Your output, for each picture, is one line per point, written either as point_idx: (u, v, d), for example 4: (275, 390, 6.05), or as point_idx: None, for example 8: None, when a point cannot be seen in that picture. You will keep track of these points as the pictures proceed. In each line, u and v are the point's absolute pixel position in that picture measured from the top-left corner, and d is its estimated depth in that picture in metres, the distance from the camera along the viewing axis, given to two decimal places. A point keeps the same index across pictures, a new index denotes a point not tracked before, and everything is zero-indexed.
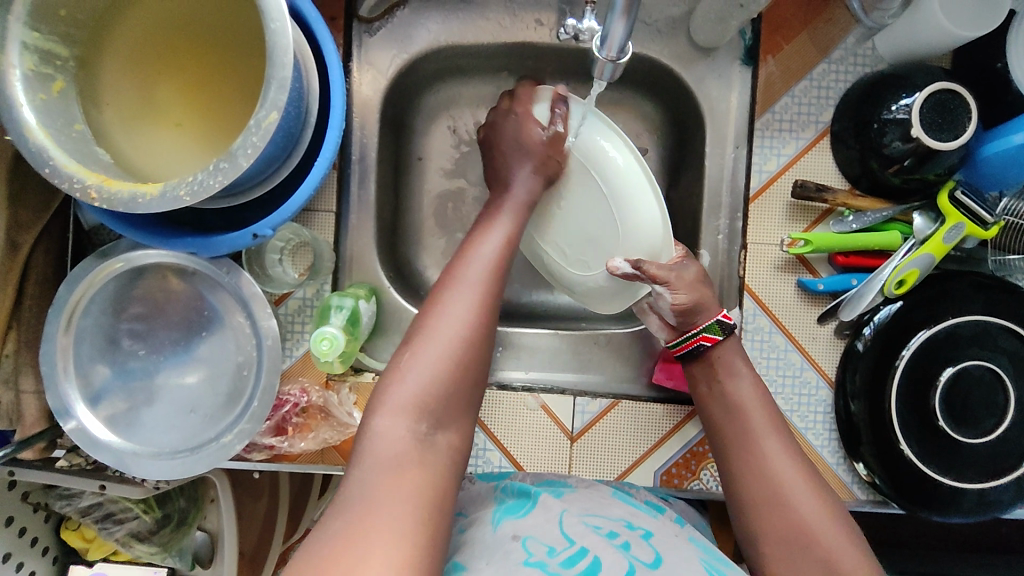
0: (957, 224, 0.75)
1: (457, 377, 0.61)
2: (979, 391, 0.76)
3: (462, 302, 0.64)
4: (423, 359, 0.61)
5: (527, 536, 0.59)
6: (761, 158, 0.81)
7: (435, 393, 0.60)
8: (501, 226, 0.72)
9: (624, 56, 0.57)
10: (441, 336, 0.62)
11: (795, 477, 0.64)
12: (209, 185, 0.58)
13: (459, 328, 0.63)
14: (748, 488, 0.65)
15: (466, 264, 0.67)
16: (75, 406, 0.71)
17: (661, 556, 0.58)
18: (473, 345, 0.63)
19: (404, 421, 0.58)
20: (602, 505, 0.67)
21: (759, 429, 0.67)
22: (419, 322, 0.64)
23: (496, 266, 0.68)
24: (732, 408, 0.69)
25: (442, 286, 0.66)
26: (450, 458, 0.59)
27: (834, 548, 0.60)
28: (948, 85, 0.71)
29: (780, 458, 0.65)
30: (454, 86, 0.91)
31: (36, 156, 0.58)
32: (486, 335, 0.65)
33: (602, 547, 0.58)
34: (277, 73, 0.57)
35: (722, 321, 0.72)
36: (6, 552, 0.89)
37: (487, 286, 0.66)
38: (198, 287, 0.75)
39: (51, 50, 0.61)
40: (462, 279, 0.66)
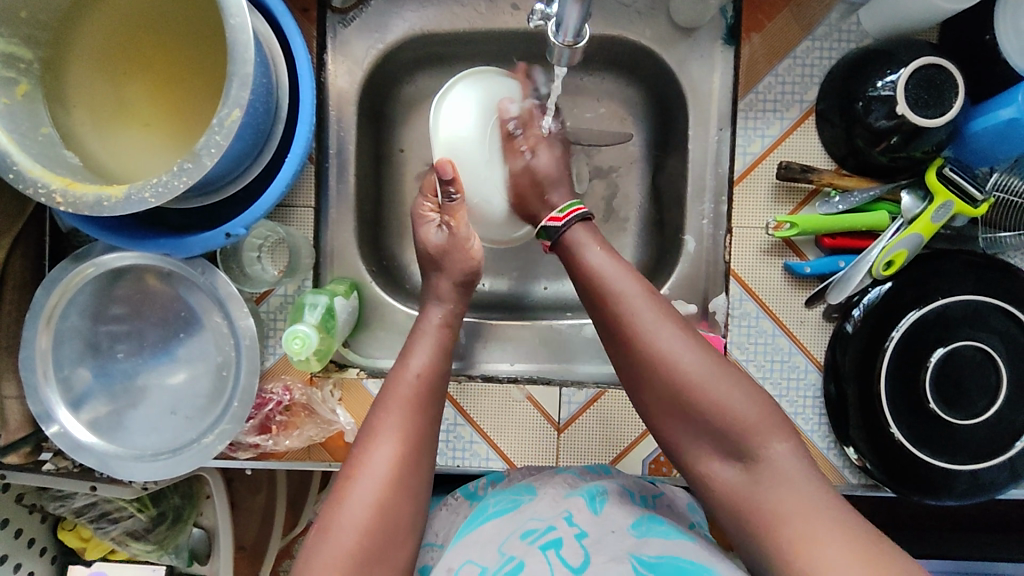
0: (945, 202, 0.74)
1: (377, 542, 0.59)
2: (970, 372, 0.75)
3: (381, 452, 0.62)
4: (347, 511, 0.60)
5: (463, 564, 0.58)
6: (745, 141, 0.80)
7: (351, 561, 0.57)
8: (425, 354, 0.69)
9: (582, 40, 0.57)
10: (357, 497, 0.60)
11: (679, 352, 0.61)
12: (174, 186, 0.57)
13: (377, 486, 0.61)
14: (640, 381, 0.62)
15: (393, 396, 0.66)
16: (57, 410, 0.71)
17: (589, 558, 0.57)
18: (399, 483, 0.62)
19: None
20: (554, 499, 0.65)
21: (635, 307, 0.63)
22: (336, 485, 0.62)
23: (416, 404, 0.66)
24: (604, 297, 0.65)
25: (366, 431, 0.64)
26: None
27: (729, 410, 0.58)
28: (935, 60, 0.69)
29: (664, 343, 0.61)
30: (433, 74, 0.90)
31: (0, 161, 0.57)
32: (413, 473, 0.63)
33: (528, 556, 0.57)
34: (237, 70, 0.56)
35: (549, 224, 0.73)
36: (2, 554, 0.89)
37: (409, 429, 0.64)
38: (177, 288, 0.74)
39: (14, 53, 0.60)
40: (391, 416, 0.65)
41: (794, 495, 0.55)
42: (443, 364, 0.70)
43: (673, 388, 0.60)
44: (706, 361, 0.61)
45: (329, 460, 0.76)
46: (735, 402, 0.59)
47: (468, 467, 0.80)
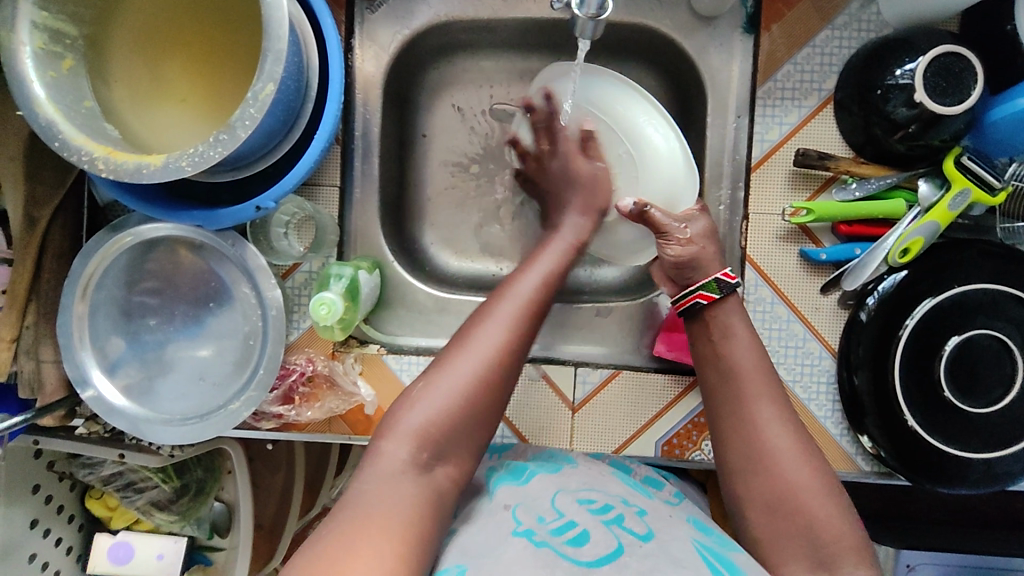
0: (963, 190, 0.74)
1: (467, 416, 0.61)
2: (986, 361, 0.75)
3: (491, 335, 0.64)
4: (440, 390, 0.61)
5: (518, 505, 0.61)
6: (763, 127, 0.81)
7: (446, 422, 0.60)
8: (546, 267, 0.70)
9: (605, 11, 0.60)
10: (459, 372, 0.62)
11: (789, 457, 0.63)
12: (210, 156, 0.59)
13: (479, 368, 0.62)
14: (735, 452, 0.65)
15: (506, 297, 0.67)
16: (92, 374, 0.74)
17: (654, 531, 0.59)
18: (493, 377, 0.62)
19: (407, 447, 0.59)
20: (602, 479, 0.68)
21: (754, 399, 0.66)
22: (439, 359, 0.64)
23: (533, 308, 0.67)
24: (728, 379, 0.68)
25: (472, 322, 0.66)
26: (444, 496, 0.58)
27: (823, 516, 0.60)
28: (952, 49, 0.70)
29: (774, 429, 0.64)
30: (456, 61, 0.92)
31: (47, 130, 0.60)
32: (507, 371, 0.63)
33: (593, 522, 0.59)
34: (272, 46, 0.58)
35: (722, 279, 0.71)
36: (32, 519, 0.93)
37: (521, 324, 0.65)
38: (208, 260, 0.77)
39: (61, 29, 0.63)
40: (497, 312, 0.65)
41: None
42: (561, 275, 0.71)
43: (768, 466, 0.63)
44: (812, 478, 0.62)
45: (348, 433, 0.78)
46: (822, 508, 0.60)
47: None
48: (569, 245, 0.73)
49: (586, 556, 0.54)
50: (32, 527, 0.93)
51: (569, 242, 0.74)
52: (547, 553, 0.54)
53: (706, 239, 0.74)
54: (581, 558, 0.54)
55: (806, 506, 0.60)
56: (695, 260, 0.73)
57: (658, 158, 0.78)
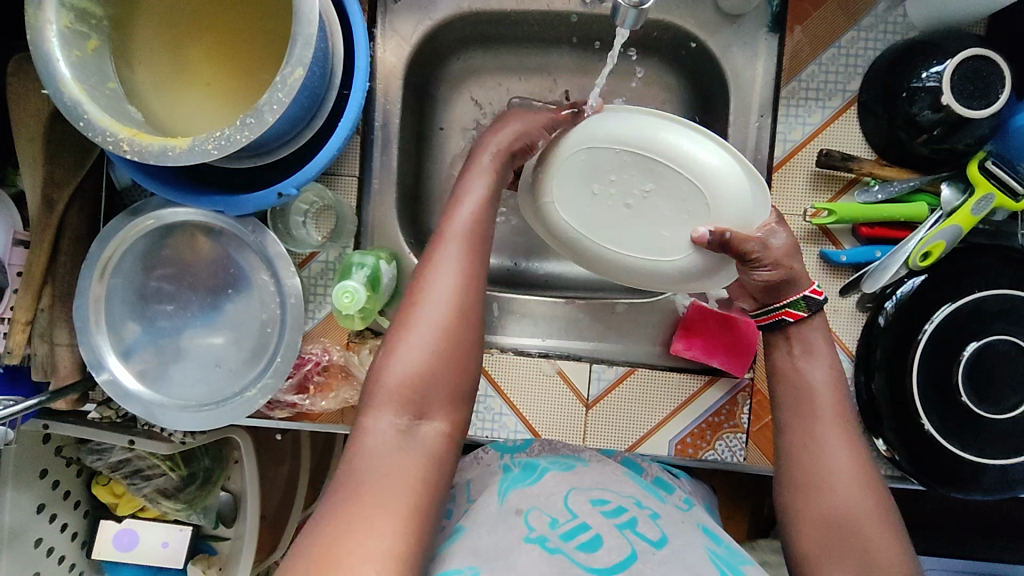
0: (986, 195, 0.74)
1: (439, 371, 0.60)
2: (1005, 367, 0.75)
3: (442, 284, 0.63)
4: (405, 348, 0.61)
5: (530, 509, 0.60)
6: (786, 128, 0.80)
7: (420, 377, 0.60)
8: (480, 209, 0.69)
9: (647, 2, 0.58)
10: (422, 330, 0.61)
11: (850, 477, 0.62)
12: (237, 140, 0.59)
13: (436, 320, 0.62)
14: (798, 471, 0.64)
15: (445, 240, 0.66)
16: (107, 358, 0.74)
17: (667, 537, 0.58)
18: (454, 322, 0.62)
19: (388, 414, 0.58)
20: (616, 479, 0.67)
21: (826, 418, 0.65)
22: (398, 321, 0.63)
23: (472, 251, 0.66)
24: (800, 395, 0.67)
25: (420, 270, 0.65)
26: (439, 449, 0.59)
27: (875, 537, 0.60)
28: (982, 52, 0.69)
29: (839, 448, 0.64)
30: (477, 54, 0.91)
31: (72, 110, 0.59)
32: (466, 310, 0.63)
33: (606, 525, 0.58)
34: (302, 31, 0.58)
35: (810, 297, 0.69)
36: (39, 503, 0.92)
37: (467, 264, 0.65)
38: (225, 246, 0.77)
39: (86, 9, 0.62)
40: (443, 256, 0.65)
41: None
42: (495, 205, 0.71)
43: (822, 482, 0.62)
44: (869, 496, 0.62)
45: None
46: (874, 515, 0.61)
47: (496, 439, 0.81)
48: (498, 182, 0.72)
49: (601, 563, 0.54)
50: (39, 511, 0.93)
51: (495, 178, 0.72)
52: (561, 559, 0.54)
53: (790, 256, 0.70)
54: (596, 565, 0.54)
55: (858, 525, 0.60)
56: (786, 280, 0.69)
57: (719, 176, 0.70)
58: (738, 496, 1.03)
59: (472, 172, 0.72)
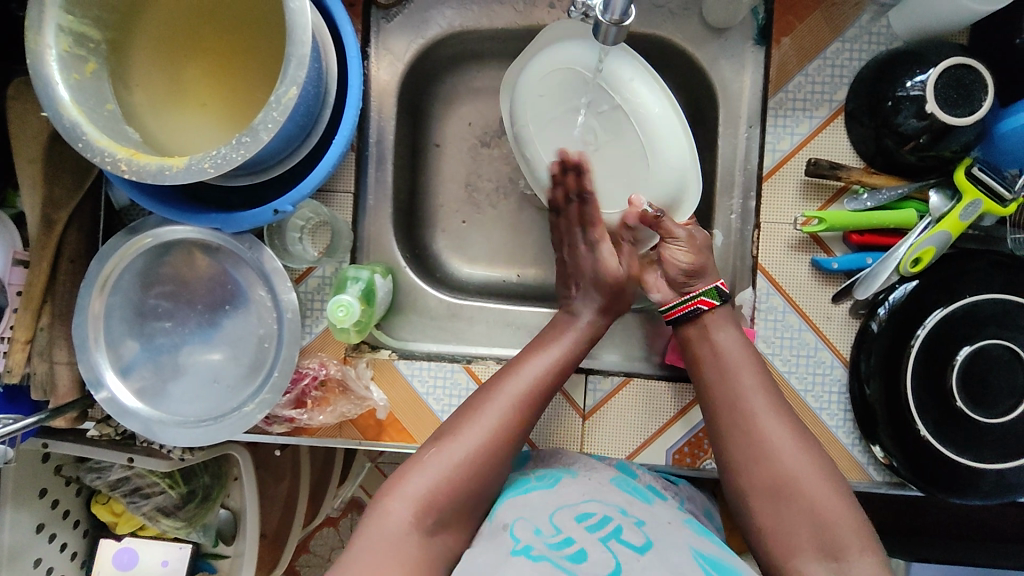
0: (974, 201, 0.74)
1: (470, 487, 0.64)
2: (998, 371, 0.75)
3: (498, 413, 0.68)
4: (444, 461, 0.64)
5: (516, 521, 0.61)
6: (774, 138, 0.81)
7: (448, 491, 0.62)
8: (553, 354, 0.73)
9: (628, 18, 0.60)
10: (464, 447, 0.65)
11: (790, 451, 0.63)
12: (232, 158, 0.60)
13: (485, 440, 0.65)
14: (737, 449, 0.65)
15: (511, 377, 0.71)
16: (105, 375, 0.74)
17: (652, 541, 0.58)
18: (496, 452, 0.66)
19: (409, 509, 0.61)
20: (601, 490, 0.66)
21: (750, 390, 0.67)
22: (442, 432, 0.67)
23: (540, 391, 0.70)
24: (729, 400, 0.67)
25: (481, 397, 0.69)
26: (441, 562, 0.60)
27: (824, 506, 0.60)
28: (964, 61, 0.71)
29: (771, 420, 0.65)
30: (470, 71, 0.93)
31: (70, 132, 0.60)
32: (510, 449, 0.67)
33: (590, 539, 0.57)
34: (296, 51, 0.59)
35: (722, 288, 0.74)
36: (38, 523, 0.92)
37: (524, 408, 0.69)
38: (224, 263, 0.78)
39: (85, 33, 0.64)
40: (505, 391, 0.69)
41: None
42: (570, 357, 0.74)
43: (769, 461, 0.63)
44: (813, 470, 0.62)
45: (359, 438, 0.78)
46: (839, 511, 0.60)
47: None
48: (583, 343, 0.76)
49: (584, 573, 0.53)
50: (38, 531, 0.93)
51: (584, 338, 0.76)
52: (547, 566, 0.54)
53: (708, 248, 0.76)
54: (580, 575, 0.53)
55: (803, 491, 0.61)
56: (702, 268, 0.74)
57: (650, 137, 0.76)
58: None
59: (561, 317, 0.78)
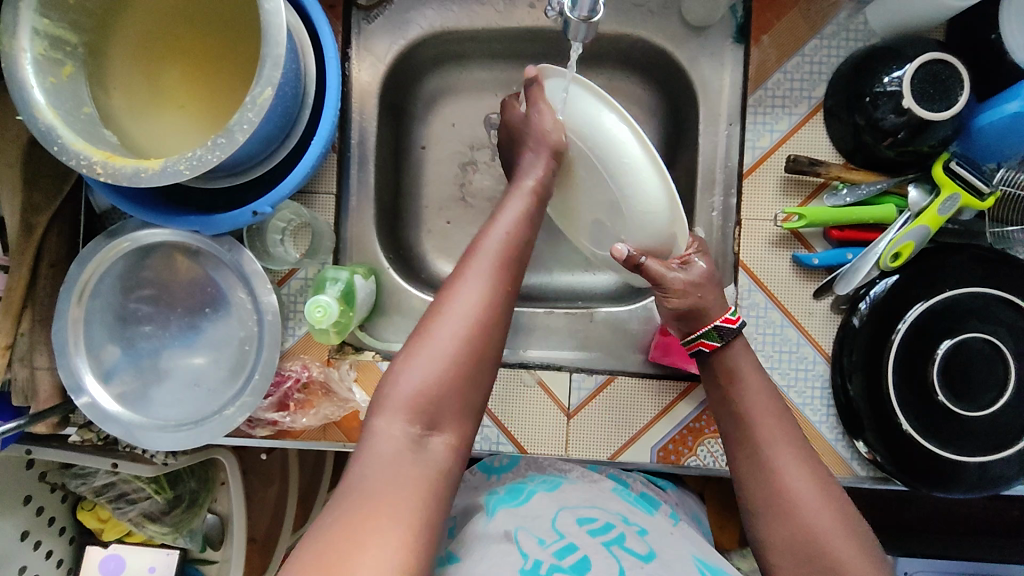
0: (951, 195, 0.75)
1: (457, 383, 0.60)
2: (979, 364, 0.75)
3: (468, 296, 0.62)
4: (423, 359, 0.59)
5: (518, 530, 0.61)
6: (754, 135, 0.82)
7: (436, 391, 0.58)
8: (513, 224, 0.68)
9: (597, 14, 0.59)
10: (442, 341, 0.60)
11: (789, 459, 0.64)
12: (208, 160, 0.60)
13: (462, 328, 0.61)
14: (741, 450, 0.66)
15: (477, 255, 0.65)
16: (86, 381, 0.74)
17: (655, 550, 0.61)
18: (477, 338, 0.61)
19: (399, 422, 0.57)
20: (602, 497, 0.70)
21: (752, 397, 0.68)
22: (416, 332, 0.62)
23: (505, 260, 0.66)
24: (771, 484, 0.63)
25: (449, 284, 0.64)
26: (445, 466, 0.57)
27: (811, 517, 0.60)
28: (940, 56, 0.71)
29: (775, 423, 0.66)
30: (452, 72, 0.93)
31: (46, 135, 0.60)
32: (490, 330, 0.62)
33: (593, 544, 0.59)
34: (271, 52, 0.59)
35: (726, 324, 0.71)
36: (23, 530, 0.92)
37: (496, 281, 0.64)
38: (204, 266, 0.78)
39: (61, 37, 0.63)
40: (474, 271, 0.64)
41: None
42: (529, 229, 0.70)
43: (767, 466, 0.64)
44: (807, 481, 0.63)
45: (343, 440, 0.78)
46: (825, 520, 0.60)
47: (479, 451, 0.81)
48: (532, 205, 0.71)
49: None
50: (23, 538, 0.92)
51: (530, 200, 0.71)
52: None
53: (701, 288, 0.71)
54: None
55: (796, 505, 0.61)
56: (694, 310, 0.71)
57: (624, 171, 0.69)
58: (727, 504, 1.03)
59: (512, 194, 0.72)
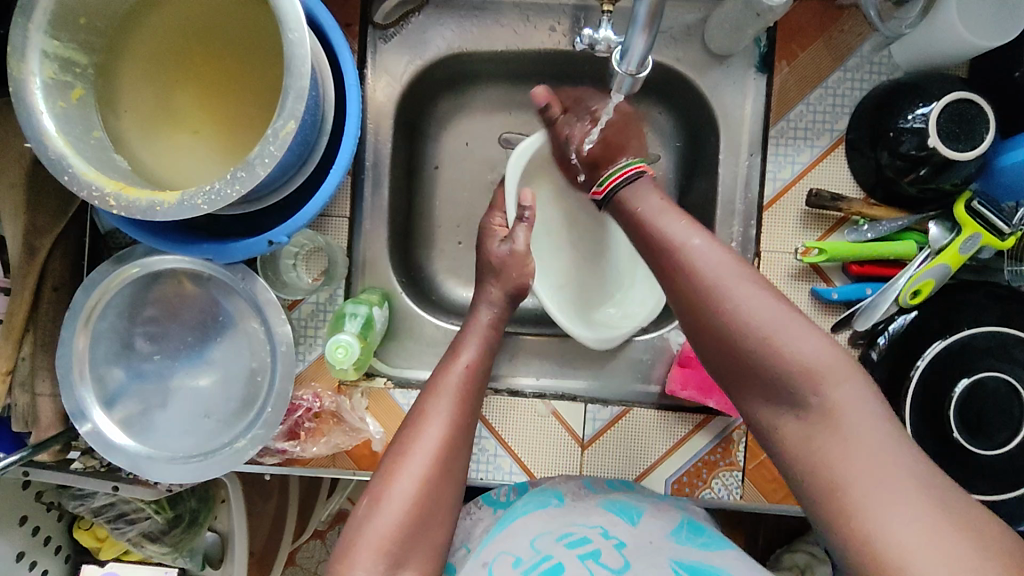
0: (974, 234, 0.74)
1: (425, 517, 0.61)
2: (996, 403, 0.75)
3: (432, 432, 0.65)
4: (389, 499, 0.61)
5: (495, 559, 0.61)
6: (776, 167, 0.81)
7: (399, 532, 0.59)
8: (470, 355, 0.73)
9: (643, 70, 0.59)
10: (404, 478, 0.62)
11: (720, 272, 0.59)
12: (227, 194, 0.58)
13: (428, 458, 0.63)
14: (671, 284, 0.62)
15: (439, 389, 0.69)
16: (91, 409, 0.72)
17: (630, 563, 0.60)
18: (436, 474, 0.63)
19: (366, 563, 0.57)
20: (585, 513, 0.67)
21: (672, 230, 0.64)
22: (384, 467, 0.64)
23: (466, 390, 0.70)
24: (705, 305, 0.58)
25: (414, 415, 0.67)
26: None
27: (758, 319, 0.55)
28: (967, 96, 0.70)
29: (698, 248, 0.61)
30: (467, 91, 0.92)
31: (56, 164, 0.58)
32: (452, 460, 0.65)
33: (569, 555, 0.60)
34: (294, 83, 0.57)
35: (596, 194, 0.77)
36: (19, 551, 0.89)
37: (457, 413, 0.67)
38: (212, 292, 0.76)
39: (71, 59, 0.61)
40: (437, 405, 0.68)
41: (859, 450, 0.50)
42: (488, 360, 0.74)
43: (698, 285, 0.59)
44: (752, 289, 0.57)
45: (353, 468, 0.77)
46: (771, 313, 0.56)
47: (491, 481, 0.80)
48: (491, 331, 0.77)
49: None
50: (19, 559, 0.90)
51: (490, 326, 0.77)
52: None
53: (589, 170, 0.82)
54: None
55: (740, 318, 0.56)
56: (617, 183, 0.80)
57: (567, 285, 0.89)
58: None
59: (484, 302, 0.79)
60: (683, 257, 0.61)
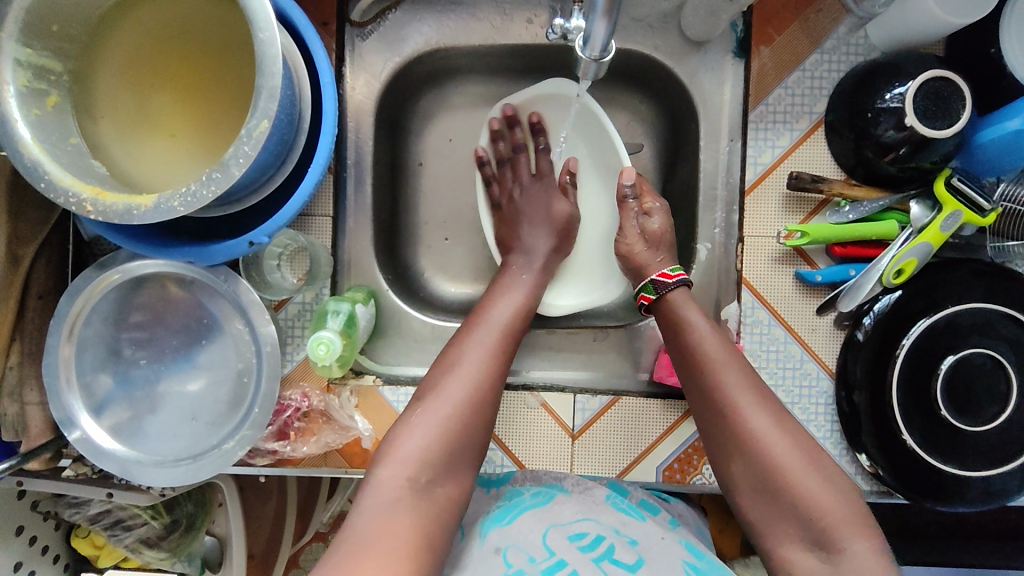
0: (954, 212, 0.74)
1: (460, 437, 0.66)
2: (982, 379, 0.75)
3: (473, 359, 0.70)
4: (433, 414, 0.65)
5: (508, 547, 0.63)
6: (756, 151, 0.81)
7: (438, 447, 0.64)
8: (516, 296, 0.78)
9: (607, 54, 0.59)
10: (445, 398, 0.66)
11: (752, 411, 0.66)
12: (203, 195, 0.58)
13: (471, 382, 0.68)
14: (710, 412, 0.69)
15: (481, 322, 0.74)
16: (78, 416, 0.72)
17: (643, 558, 0.62)
18: (477, 398, 0.67)
19: (405, 471, 0.62)
20: (594, 509, 0.69)
21: (715, 361, 0.69)
22: (426, 387, 0.69)
23: (508, 330, 0.74)
24: (740, 439, 0.66)
25: (455, 344, 0.72)
26: (441, 515, 0.62)
27: (783, 461, 0.64)
28: (941, 73, 0.70)
29: (734, 383, 0.68)
30: (447, 87, 0.92)
31: (32, 171, 0.58)
32: (492, 389, 0.69)
33: (583, 560, 0.61)
34: (266, 83, 0.57)
35: (659, 282, 0.79)
36: (17, 561, 0.90)
37: (499, 347, 0.72)
38: (197, 295, 0.76)
39: (45, 66, 0.61)
40: (478, 337, 0.72)
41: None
42: (534, 301, 0.79)
43: (732, 421, 0.66)
44: (784, 440, 0.65)
45: (344, 466, 0.76)
46: (795, 460, 0.64)
47: (483, 474, 0.81)
48: (532, 276, 0.81)
49: None
50: (17, 570, 0.90)
51: (534, 273, 0.82)
52: None
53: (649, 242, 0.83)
54: None
55: (771, 457, 0.64)
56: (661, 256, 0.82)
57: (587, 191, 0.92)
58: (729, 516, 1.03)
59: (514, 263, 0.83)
60: (723, 393, 0.68)
